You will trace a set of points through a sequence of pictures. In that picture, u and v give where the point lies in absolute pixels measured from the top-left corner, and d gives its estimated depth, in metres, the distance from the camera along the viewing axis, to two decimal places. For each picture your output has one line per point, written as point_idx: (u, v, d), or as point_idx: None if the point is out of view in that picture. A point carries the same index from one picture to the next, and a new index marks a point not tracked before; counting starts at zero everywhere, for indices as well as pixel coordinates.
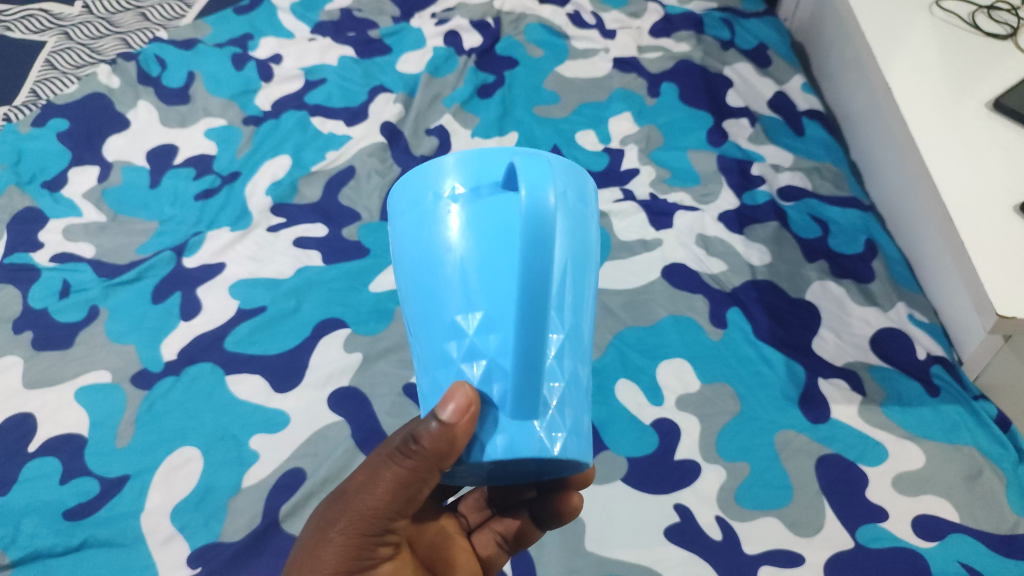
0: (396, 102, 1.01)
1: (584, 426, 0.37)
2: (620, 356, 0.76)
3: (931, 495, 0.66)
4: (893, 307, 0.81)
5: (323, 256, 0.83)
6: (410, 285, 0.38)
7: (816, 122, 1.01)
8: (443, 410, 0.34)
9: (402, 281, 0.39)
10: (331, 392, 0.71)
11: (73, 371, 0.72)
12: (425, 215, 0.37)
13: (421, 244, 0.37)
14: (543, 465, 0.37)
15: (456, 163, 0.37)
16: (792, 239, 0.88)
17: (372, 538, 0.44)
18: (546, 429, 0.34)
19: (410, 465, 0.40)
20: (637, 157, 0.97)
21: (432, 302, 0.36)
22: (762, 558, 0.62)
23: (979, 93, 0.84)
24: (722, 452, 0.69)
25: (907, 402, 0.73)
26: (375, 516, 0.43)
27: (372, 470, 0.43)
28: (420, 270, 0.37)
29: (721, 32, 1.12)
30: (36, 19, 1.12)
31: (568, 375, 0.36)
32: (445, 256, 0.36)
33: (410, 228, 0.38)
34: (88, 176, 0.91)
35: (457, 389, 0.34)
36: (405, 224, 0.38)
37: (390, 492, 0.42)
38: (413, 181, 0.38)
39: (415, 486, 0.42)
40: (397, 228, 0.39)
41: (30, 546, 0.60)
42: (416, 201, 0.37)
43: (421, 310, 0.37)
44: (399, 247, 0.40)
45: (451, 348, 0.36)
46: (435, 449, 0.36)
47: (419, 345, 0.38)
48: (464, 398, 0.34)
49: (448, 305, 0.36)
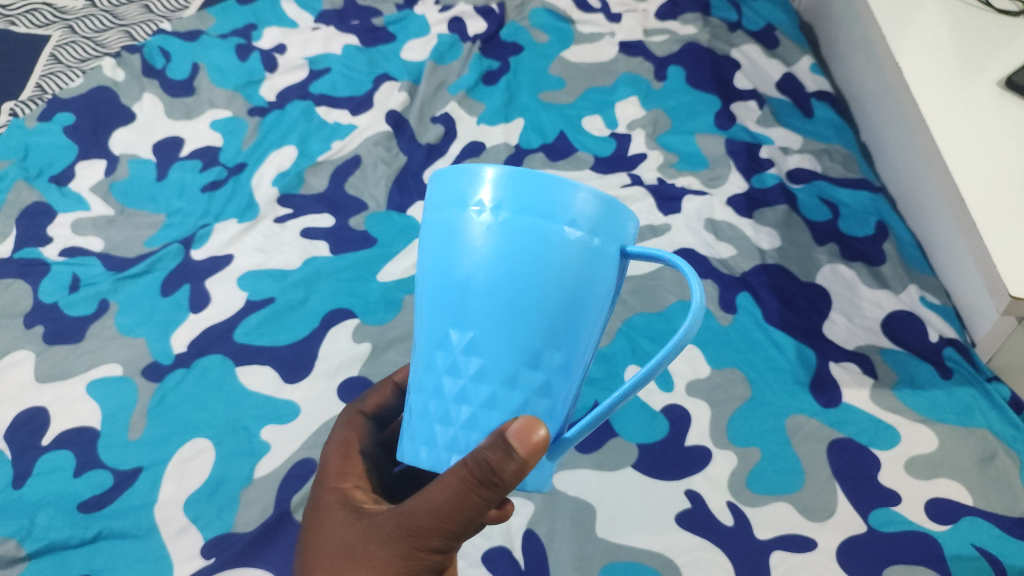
0: (401, 91, 1.00)
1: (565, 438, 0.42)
2: (629, 342, 0.76)
3: (944, 478, 0.66)
4: (905, 289, 0.80)
5: (330, 246, 0.83)
6: (447, 303, 0.35)
7: (825, 104, 1.00)
8: (522, 449, 0.33)
9: (435, 285, 0.35)
10: (341, 382, 0.71)
11: (84, 365, 0.72)
12: (484, 232, 0.33)
13: (473, 263, 0.33)
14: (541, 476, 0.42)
15: (525, 185, 0.32)
16: (802, 223, 0.87)
17: (436, 551, 0.42)
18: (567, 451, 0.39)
19: (476, 487, 0.36)
20: (644, 142, 0.96)
21: (494, 332, 0.34)
22: (774, 543, 0.62)
23: (990, 72, 0.82)
24: (733, 437, 0.69)
25: (919, 385, 0.73)
26: (437, 531, 0.40)
27: (431, 489, 0.39)
28: (471, 293, 0.34)
29: (728, 13, 1.10)
30: (40, 13, 1.11)
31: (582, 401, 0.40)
32: (504, 285, 0.33)
33: (459, 237, 0.34)
34: (95, 170, 0.91)
35: (531, 427, 0.34)
36: (450, 231, 0.34)
37: (454, 512, 0.38)
38: (466, 183, 0.33)
39: (481, 508, 0.38)
40: (437, 225, 0.35)
41: (46, 538, 0.60)
42: (471, 210, 0.33)
43: (470, 333, 0.34)
44: (431, 245, 0.35)
45: (503, 379, 0.35)
46: (505, 475, 0.34)
47: (456, 357, 0.35)
48: (537, 437, 0.34)
49: (505, 336, 0.34)
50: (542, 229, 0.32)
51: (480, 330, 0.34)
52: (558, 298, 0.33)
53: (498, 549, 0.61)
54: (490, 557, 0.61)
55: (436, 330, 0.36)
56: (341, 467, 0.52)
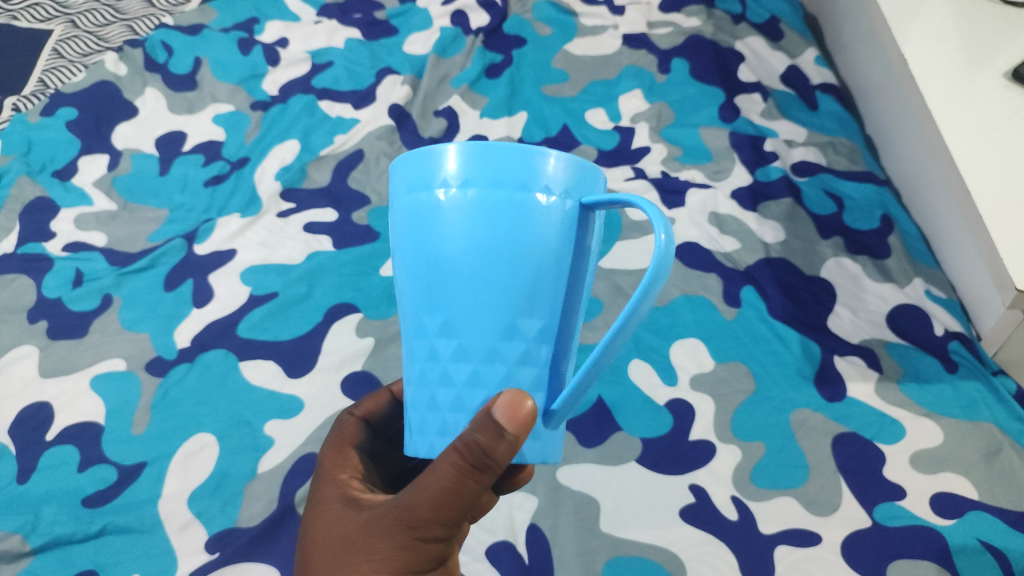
0: (404, 84, 1.00)
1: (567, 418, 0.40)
2: (632, 337, 0.76)
3: (949, 472, 0.65)
4: (910, 283, 0.80)
5: (333, 240, 0.83)
6: (427, 290, 0.35)
7: (831, 96, 0.99)
8: (506, 422, 0.33)
9: (408, 272, 0.36)
10: (344, 376, 0.71)
11: (88, 360, 0.72)
12: (447, 210, 0.33)
13: (445, 243, 0.33)
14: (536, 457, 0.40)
15: (478, 155, 0.32)
16: (806, 216, 0.86)
17: (435, 540, 0.42)
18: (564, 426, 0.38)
19: (471, 471, 0.36)
20: (648, 135, 0.96)
21: (470, 307, 0.34)
22: (779, 538, 0.62)
23: (997, 63, 0.82)
24: (737, 431, 0.69)
25: (925, 378, 0.72)
26: (436, 520, 0.40)
27: (425, 479, 0.39)
28: (445, 272, 0.34)
29: (732, 5, 1.10)
30: (42, 8, 1.11)
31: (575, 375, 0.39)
32: (477, 260, 0.33)
33: (423, 220, 0.34)
34: (98, 165, 0.91)
35: (514, 398, 0.33)
36: (418, 215, 0.34)
37: (451, 498, 0.39)
38: (420, 165, 0.34)
39: (478, 492, 0.38)
40: (403, 211, 0.35)
41: (51, 533, 0.60)
42: (437, 191, 0.33)
43: (448, 313, 0.34)
44: (400, 233, 0.36)
45: (488, 356, 0.34)
46: (496, 455, 0.34)
47: (435, 340, 0.35)
48: (523, 409, 0.33)
49: (480, 311, 0.34)
50: (509, 201, 0.32)
51: (455, 309, 0.34)
52: (530, 268, 0.33)
53: (502, 543, 0.61)
54: (493, 551, 0.61)
55: (416, 315, 0.36)
56: (337, 461, 0.53)
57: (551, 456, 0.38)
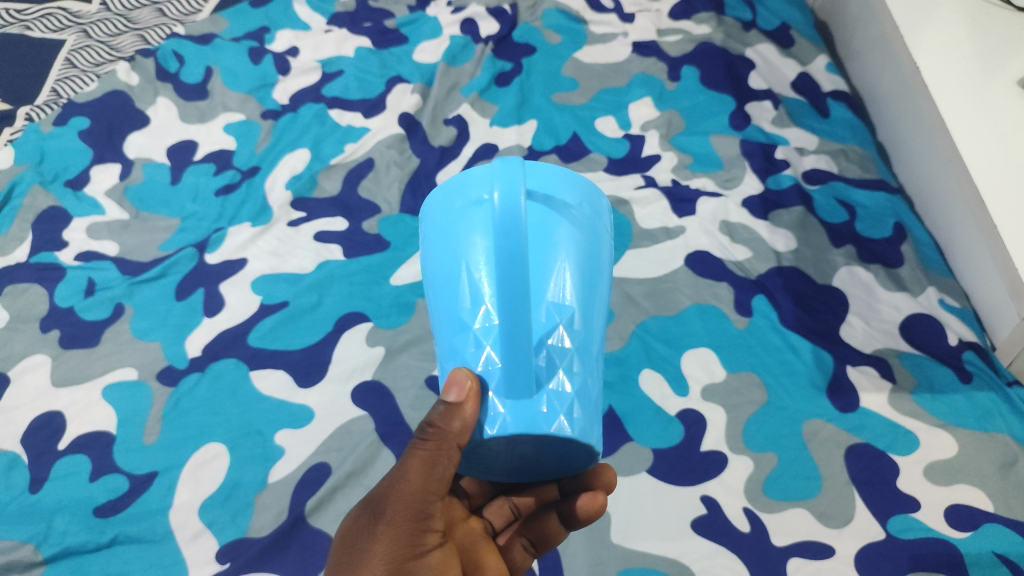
0: (414, 93, 1.00)
1: (587, 409, 0.41)
2: (643, 346, 0.75)
3: (964, 484, 0.65)
4: (923, 292, 0.79)
5: (344, 249, 0.83)
6: (436, 294, 0.45)
7: (841, 104, 0.99)
8: (448, 393, 0.40)
9: (430, 288, 0.47)
10: (354, 387, 0.71)
11: (99, 369, 0.73)
12: (444, 225, 0.44)
13: (437, 255, 0.44)
14: (550, 445, 0.41)
15: (469, 177, 0.43)
16: (818, 224, 0.86)
17: (418, 523, 0.45)
18: (545, 409, 0.39)
19: (430, 447, 0.42)
20: (658, 143, 0.96)
21: (447, 300, 0.43)
22: (792, 550, 0.61)
23: (1009, 71, 0.81)
24: (749, 442, 0.68)
25: (939, 389, 0.71)
26: (408, 501, 0.44)
27: (397, 468, 0.45)
28: (438, 277, 0.44)
29: (743, 12, 1.09)
30: (55, 18, 1.12)
31: (566, 360, 0.40)
32: (458, 261, 0.42)
33: (433, 237, 0.45)
34: (110, 173, 0.91)
35: (457, 376, 0.40)
36: (431, 233, 0.45)
37: (422, 475, 0.44)
38: (438, 197, 0.45)
39: (442, 464, 0.43)
40: (425, 236, 0.47)
41: (63, 543, 0.61)
42: (440, 213, 0.45)
43: (440, 312, 0.44)
44: (425, 256, 0.47)
45: (461, 337, 0.42)
46: (450, 430, 0.41)
47: (439, 338, 0.45)
48: (464, 381, 0.40)
49: (458, 305, 0.42)
50: (473, 211, 0.42)
51: (444, 303, 0.44)
52: (479, 263, 0.41)
53: None
54: None
55: (433, 320, 0.46)
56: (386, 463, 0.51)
57: (522, 427, 0.39)
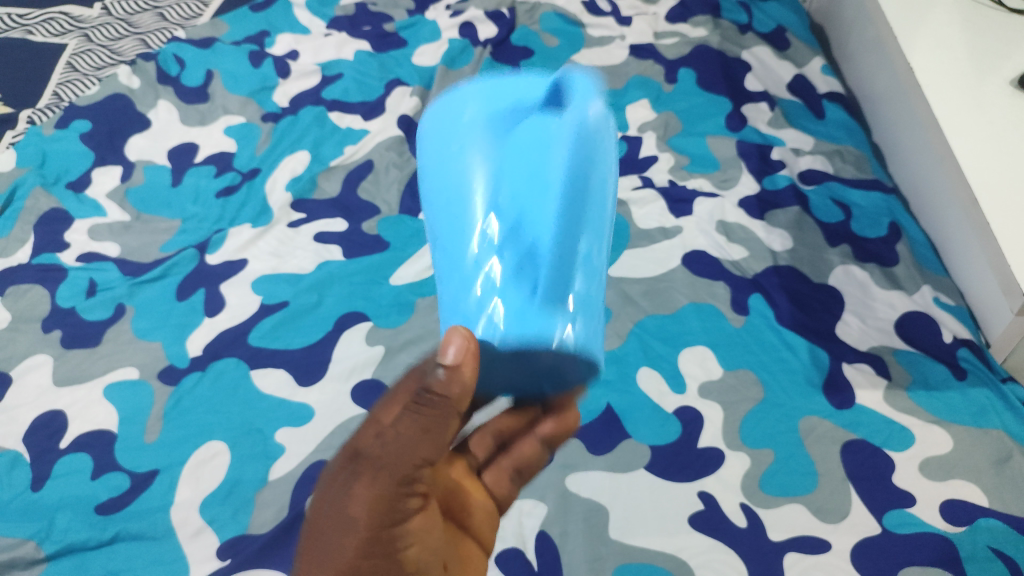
0: (413, 95, 1.01)
1: (596, 327, 0.44)
2: (641, 344, 0.76)
3: (960, 479, 0.65)
4: (918, 290, 0.80)
5: (343, 250, 0.84)
6: (444, 206, 0.47)
7: (836, 106, 1.00)
8: (445, 352, 0.38)
9: (434, 204, 0.49)
10: (354, 385, 0.72)
11: (101, 368, 0.73)
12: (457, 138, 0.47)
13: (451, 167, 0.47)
14: (557, 364, 0.43)
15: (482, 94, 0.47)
16: (814, 224, 0.87)
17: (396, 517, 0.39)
18: (565, 317, 0.42)
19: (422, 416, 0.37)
20: (655, 144, 0.97)
21: (461, 204, 0.46)
22: (789, 545, 0.61)
23: (1002, 72, 0.82)
24: (746, 439, 0.69)
25: (933, 385, 0.72)
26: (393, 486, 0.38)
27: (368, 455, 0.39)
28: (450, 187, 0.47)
29: (739, 15, 1.10)
30: (57, 22, 1.13)
31: (586, 270, 0.44)
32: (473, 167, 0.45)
33: (438, 153, 0.48)
34: (111, 175, 0.92)
35: (454, 334, 0.38)
36: (438, 149, 0.49)
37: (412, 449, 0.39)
38: (442, 114, 0.49)
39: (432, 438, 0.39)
40: (428, 155, 0.50)
41: (65, 540, 0.61)
42: (452, 128, 0.48)
43: (447, 218, 0.46)
44: (426, 176, 0.49)
45: (479, 241, 0.44)
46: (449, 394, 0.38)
47: (447, 252, 0.47)
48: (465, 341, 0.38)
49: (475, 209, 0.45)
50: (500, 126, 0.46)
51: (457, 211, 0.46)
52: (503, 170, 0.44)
53: (512, 550, 0.61)
54: (504, 559, 0.61)
55: (440, 236, 0.48)
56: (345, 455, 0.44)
57: (538, 329, 0.41)
